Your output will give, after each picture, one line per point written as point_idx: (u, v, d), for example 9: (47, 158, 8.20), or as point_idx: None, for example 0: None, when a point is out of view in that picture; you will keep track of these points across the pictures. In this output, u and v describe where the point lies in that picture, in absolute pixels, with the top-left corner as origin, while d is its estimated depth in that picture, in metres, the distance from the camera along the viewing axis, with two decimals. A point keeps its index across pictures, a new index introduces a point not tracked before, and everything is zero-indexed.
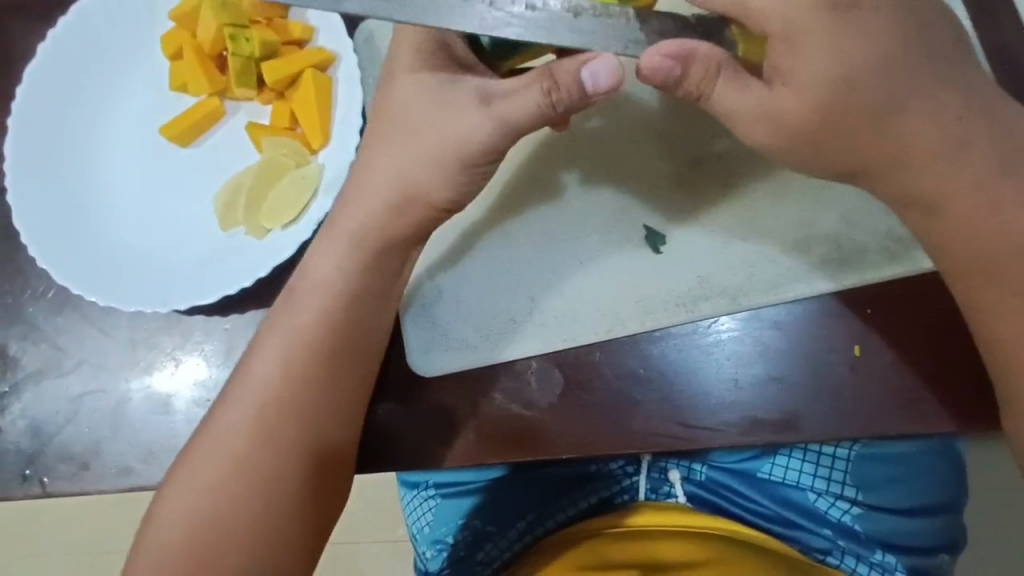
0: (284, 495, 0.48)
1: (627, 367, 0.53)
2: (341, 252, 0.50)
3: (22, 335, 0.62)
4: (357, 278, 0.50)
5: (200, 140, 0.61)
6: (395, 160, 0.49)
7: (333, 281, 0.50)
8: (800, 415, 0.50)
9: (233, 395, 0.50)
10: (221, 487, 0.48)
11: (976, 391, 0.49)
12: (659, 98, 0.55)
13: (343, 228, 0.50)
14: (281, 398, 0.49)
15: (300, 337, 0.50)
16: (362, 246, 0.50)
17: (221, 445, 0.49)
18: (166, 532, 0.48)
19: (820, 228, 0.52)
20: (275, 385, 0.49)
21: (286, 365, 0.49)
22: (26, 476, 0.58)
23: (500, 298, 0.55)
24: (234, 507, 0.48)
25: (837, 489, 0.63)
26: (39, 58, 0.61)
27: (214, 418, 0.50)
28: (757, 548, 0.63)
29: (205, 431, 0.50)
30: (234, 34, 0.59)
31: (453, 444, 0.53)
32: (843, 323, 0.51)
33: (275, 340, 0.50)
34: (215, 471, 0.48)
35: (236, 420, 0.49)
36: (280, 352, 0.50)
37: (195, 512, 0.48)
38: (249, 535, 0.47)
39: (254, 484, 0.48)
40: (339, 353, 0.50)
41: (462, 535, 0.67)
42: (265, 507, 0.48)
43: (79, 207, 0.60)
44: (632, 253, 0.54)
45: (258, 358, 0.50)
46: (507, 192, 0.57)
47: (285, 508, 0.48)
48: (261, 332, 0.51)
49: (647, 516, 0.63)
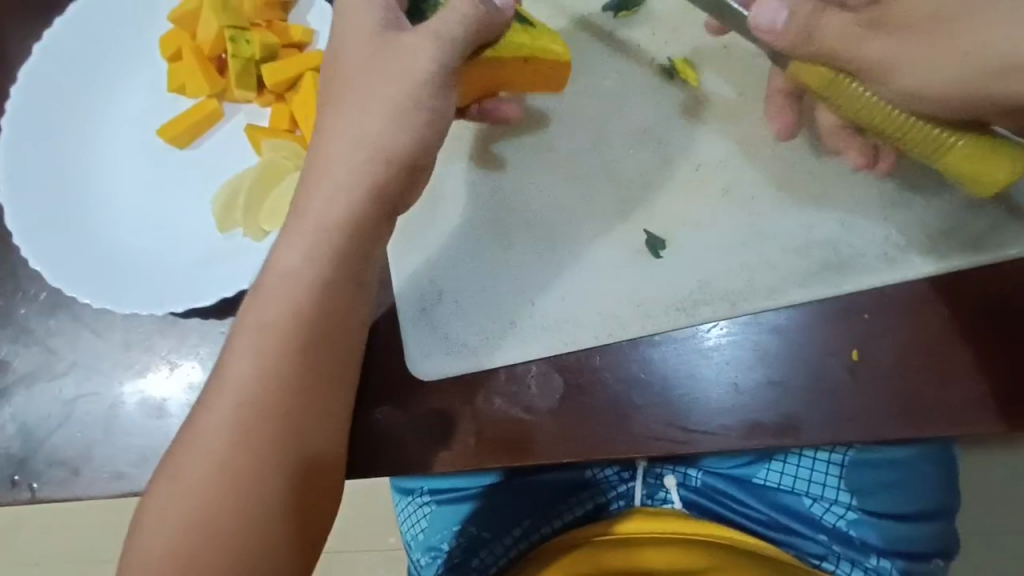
0: (261, 509, 0.45)
1: (627, 370, 0.53)
2: (318, 236, 0.46)
3: (14, 337, 0.61)
4: (331, 277, 0.47)
5: (197, 142, 0.61)
6: (364, 137, 0.46)
7: (319, 277, 0.47)
8: (800, 419, 0.50)
9: (215, 394, 0.46)
10: (196, 499, 0.45)
11: (973, 394, 0.48)
12: (652, 112, 0.57)
13: (316, 216, 0.47)
14: (247, 407, 0.45)
15: (283, 327, 0.46)
16: (339, 239, 0.46)
17: (199, 455, 0.45)
18: (149, 551, 0.45)
19: (819, 235, 0.53)
20: (253, 380, 0.46)
21: (251, 367, 0.46)
22: (15, 482, 0.57)
23: (500, 302, 0.56)
24: (218, 518, 0.44)
25: (831, 495, 0.64)
26: (37, 57, 0.61)
27: (189, 428, 0.47)
28: (739, 552, 0.63)
29: (181, 441, 0.47)
30: (236, 36, 0.59)
31: (451, 448, 0.52)
32: (843, 328, 0.51)
33: (255, 335, 0.47)
34: (195, 477, 0.45)
35: (210, 431, 0.46)
36: (246, 352, 0.46)
37: (172, 529, 0.45)
38: (227, 551, 0.44)
39: (240, 489, 0.45)
40: (327, 346, 0.47)
41: (457, 542, 0.67)
42: (239, 523, 0.44)
43: (73, 208, 0.60)
44: (630, 258, 0.55)
45: (243, 350, 0.47)
46: (503, 194, 0.57)
47: (262, 523, 0.45)
48: (235, 332, 0.47)
49: (633, 520, 0.64)
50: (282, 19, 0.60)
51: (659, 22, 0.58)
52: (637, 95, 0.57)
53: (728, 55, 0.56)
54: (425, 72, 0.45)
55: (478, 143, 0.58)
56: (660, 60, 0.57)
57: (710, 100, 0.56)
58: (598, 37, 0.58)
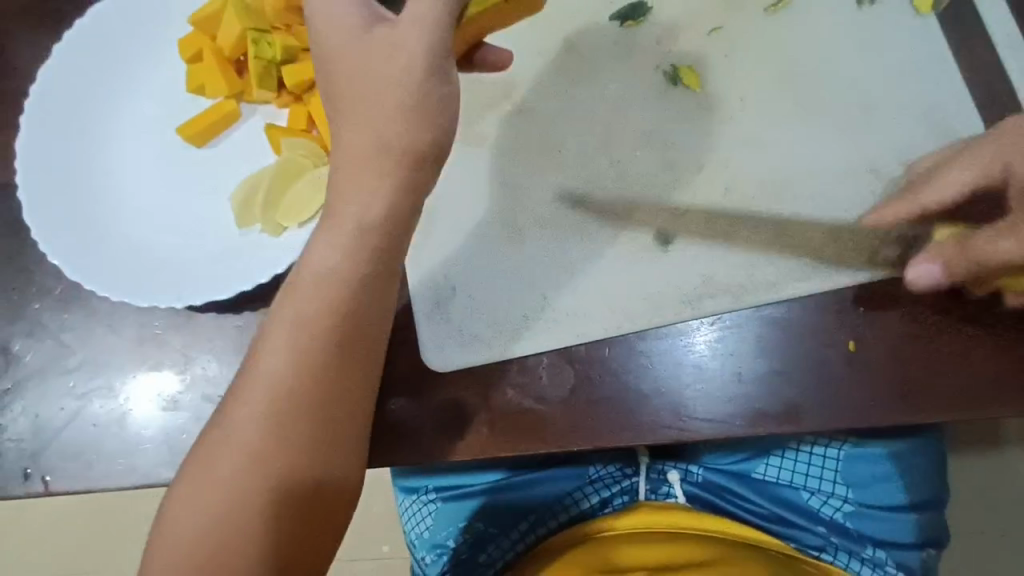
0: (294, 494, 0.47)
1: (634, 361, 0.55)
2: (347, 228, 0.48)
3: (27, 332, 0.61)
4: (354, 268, 0.48)
5: (215, 141, 0.62)
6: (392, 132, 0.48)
7: (338, 262, 0.48)
8: (801, 407, 0.52)
9: (242, 385, 0.48)
10: (229, 481, 0.46)
11: (965, 382, 0.51)
12: (657, 116, 0.60)
13: (345, 204, 0.48)
14: (292, 398, 0.47)
15: (309, 317, 0.48)
16: (367, 229, 0.48)
17: (233, 443, 0.47)
18: (181, 534, 0.46)
19: (817, 232, 0.56)
20: (282, 370, 0.47)
21: (286, 359, 0.47)
22: (27, 475, 0.58)
23: (512, 297, 0.58)
24: (246, 502, 0.46)
25: (828, 488, 0.66)
26: (56, 57, 0.63)
27: (224, 417, 0.48)
28: (722, 540, 0.66)
29: (214, 429, 0.48)
30: (257, 38, 0.61)
31: (465, 437, 0.54)
32: (839, 320, 0.54)
33: (282, 328, 0.48)
34: (228, 463, 0.46)
35: (245, 420, 0.47)
36: (275, 341, 0.48)
37: (207, 512, 0.46)
38: (261, 532, 0.46)
39: (280, 479, 0.46)
40: (351, 336, 0.48)
41: (463, 538, 0.68)
42: (270, 504, 0.46)
43: (88, 204, 0.61)
44: (636, 254, 0.57)
45: (270, 342, 0.48)
46: (513, 195, 0.60)
47: (295, 504, 0.47)
48: (269, 322, 0.49)
49: (626, 517, 0.67)
50: None
51: (663, 33, 0.61)
52: (642, 101, 0.60)
53: (728, 66, 0.60)
54: (445, 66, 0.47)
55: (492, 145, 0.61)
56: (664, 68, 0.60)
57: (713, 107, 0.59)
58: (606, 46, 0.61)
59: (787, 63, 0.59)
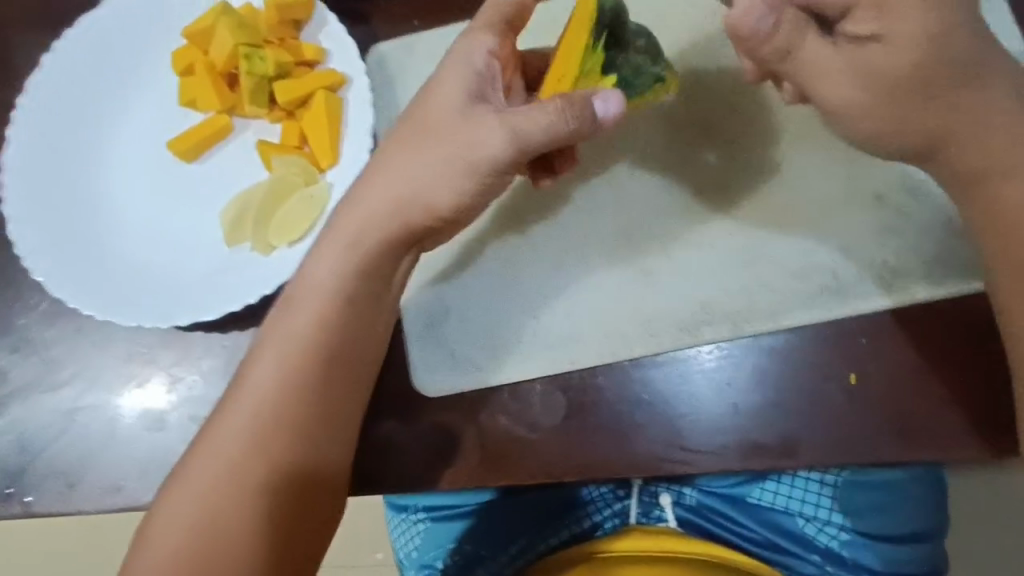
0: (278, 510, 0.47)
1: (630, 391, 0.53)
2: (349, 251, 0.50)
3: (12, 347, 0.60)
4: (354, 286, 0.49)
5: (205, 155, 0.61)
6: (400, 162, 0.49)
7: (338, 286, 0.49)
8: (798, 440, 0.51)
9: (230, 409, 0.49)
10: (213, 502, 0.46)
11: (965, 414, 0.50)
12: (655, 135, 0.58)
13: (346, 235, 0.50)
14: (275, 415, 0.48)
15: (298, 346, 0.49)
16: (366, 257, 0.50)
17: (217, 461, 0.47)
18: (160, 554, 0.46)
19: (819, 260, 0.54)
20: (276, 390, 0.48)
21: (275, 377, 0.48)
22: (9, 494, 0.57)
23: (501, 322, 0.56)
24: (227, 523, 0.46)
25: (824, 515, 0.64)
26: (45, 68, 0.61)
27: (209, 435, 0.48)
28: (709, 562, 0.65)
29: (200, 445, 0.48)
30: (250, 53, 0.59)
31: (454, 464, 0.53)
32: (838, 351, 0.52)
33: (278, 346, 0.49)
34: (210, 483, 0.47)
35: (232, 438, 0.47)
36: (267, 357, 0.49)
37: (183, 531, 0.46)
38: (240, 554, 0.46)
39: (263, 496, 0.47)
40: (346, 358, 0.50)
41: (451, 560, 0.67)
42: (258, 525, 0.46)
43: (77, 219, 0.60)
44: (632, 280, 0.56)
45: (261, 364, 0.49)
46: (505, 212, 0.58)
47: (278, 526, 0.47)
48: (262, 342, 0.49)
49: (617, 540, 0.65)
50: (295, 37, 0.61)
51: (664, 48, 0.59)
52: (636, 124, 0.58)
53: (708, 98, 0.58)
54: (445, 95, 0.49)
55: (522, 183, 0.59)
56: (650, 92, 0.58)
57: (710, 132, 0.57)
58: None
59: (774, 95, 0.57)
